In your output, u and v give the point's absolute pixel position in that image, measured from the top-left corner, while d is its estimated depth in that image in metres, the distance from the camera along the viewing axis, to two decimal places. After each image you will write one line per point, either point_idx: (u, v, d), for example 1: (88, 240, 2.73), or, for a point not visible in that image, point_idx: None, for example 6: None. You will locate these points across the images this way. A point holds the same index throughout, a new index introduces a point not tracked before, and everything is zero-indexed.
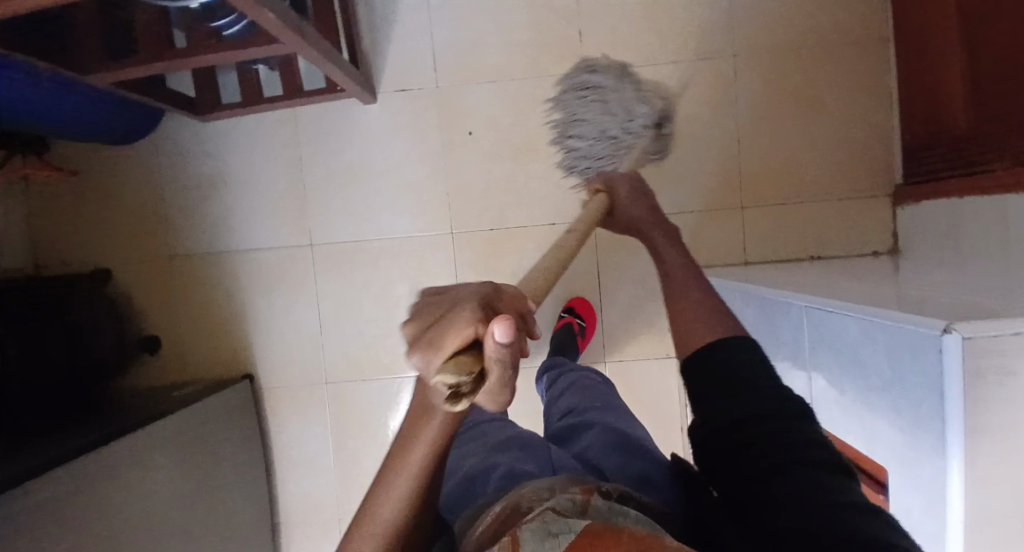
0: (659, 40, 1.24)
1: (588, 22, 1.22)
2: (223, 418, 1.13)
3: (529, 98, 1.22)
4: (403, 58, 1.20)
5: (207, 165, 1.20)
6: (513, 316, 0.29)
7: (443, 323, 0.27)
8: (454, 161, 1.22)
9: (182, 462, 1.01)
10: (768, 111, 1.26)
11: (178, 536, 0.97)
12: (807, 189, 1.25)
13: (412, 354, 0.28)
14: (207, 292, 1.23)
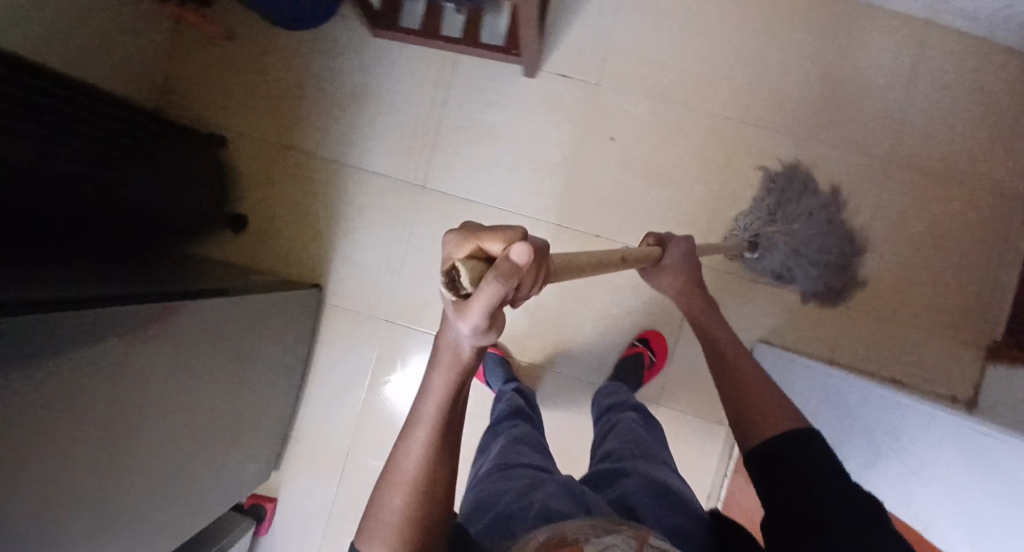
0: (817, 119, 1.24)
1: (760, 78, 1.22)
2: (285, 316, 1.12)
3: (679, 127, 1.21)
4: (577, 46, 1.20)
5: (358, 76, 1.22)
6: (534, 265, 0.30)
7: (493, 227, 0.30)
8: (588, 158, 1.21)
9: (240, 345, 0.99)
10: (895, 224, 1.24)
11: (220, 412, 0.97)
12: (907, 312, 1.23)
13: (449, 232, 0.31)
14: (313, 193, 1.23)
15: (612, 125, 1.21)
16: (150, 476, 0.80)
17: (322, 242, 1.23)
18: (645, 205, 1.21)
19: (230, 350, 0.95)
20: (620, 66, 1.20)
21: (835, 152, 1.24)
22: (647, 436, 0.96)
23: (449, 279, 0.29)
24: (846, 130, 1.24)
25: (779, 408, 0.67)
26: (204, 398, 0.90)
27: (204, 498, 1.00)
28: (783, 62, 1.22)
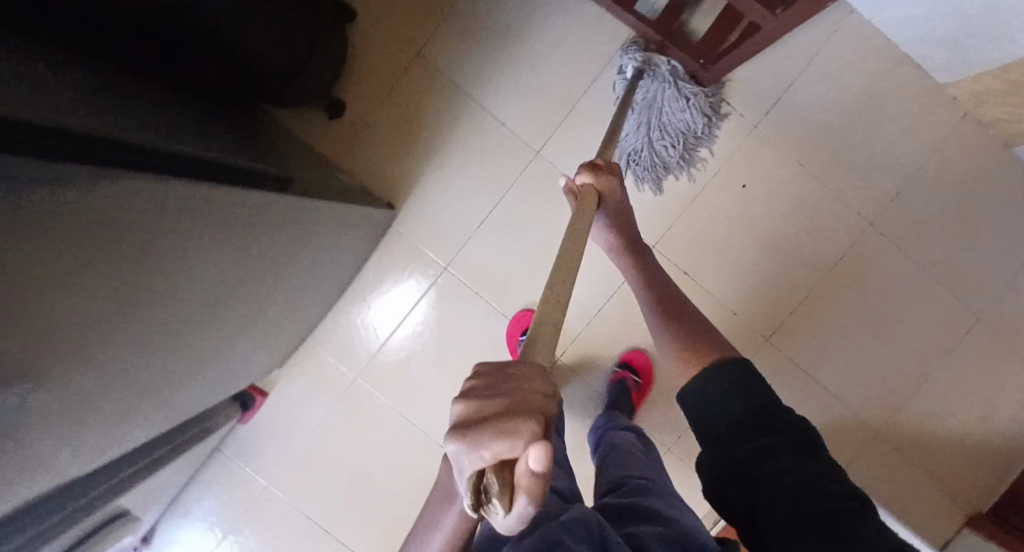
0: (961, 253, 1.13)
1: (921, 188, 1.13)
2: (348, 226, 1.04)
3: (814, 202, 1.13)
4: (754, 80, 1.11)
5: (522, 13, 1.12)
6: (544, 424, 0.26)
7: (488, 429, 0.26)
8: (712, 194, 1.13)
9: (292, 242, 0.89)
10: (976, 384, 1.14)
11: (253, 306, 0.90)
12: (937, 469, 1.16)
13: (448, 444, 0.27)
14: (424, 115, 1.15)
15: (749, 171, 1.13)
16: (170, 359, 0.73)
17: (414, 167, 1.15)
18: (746, 263, 1.14)
19: (288, 246, 0.88)
20: (784, 119, 1.12)
21: (961, 293, 1.14)
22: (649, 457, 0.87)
23: (475, 494, 0.26)
24: (984, 276, 1.13)
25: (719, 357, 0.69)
26: (242, 290, 0.81)
27: (209, 381, 0.94)
28: (949, 179, 1.12)
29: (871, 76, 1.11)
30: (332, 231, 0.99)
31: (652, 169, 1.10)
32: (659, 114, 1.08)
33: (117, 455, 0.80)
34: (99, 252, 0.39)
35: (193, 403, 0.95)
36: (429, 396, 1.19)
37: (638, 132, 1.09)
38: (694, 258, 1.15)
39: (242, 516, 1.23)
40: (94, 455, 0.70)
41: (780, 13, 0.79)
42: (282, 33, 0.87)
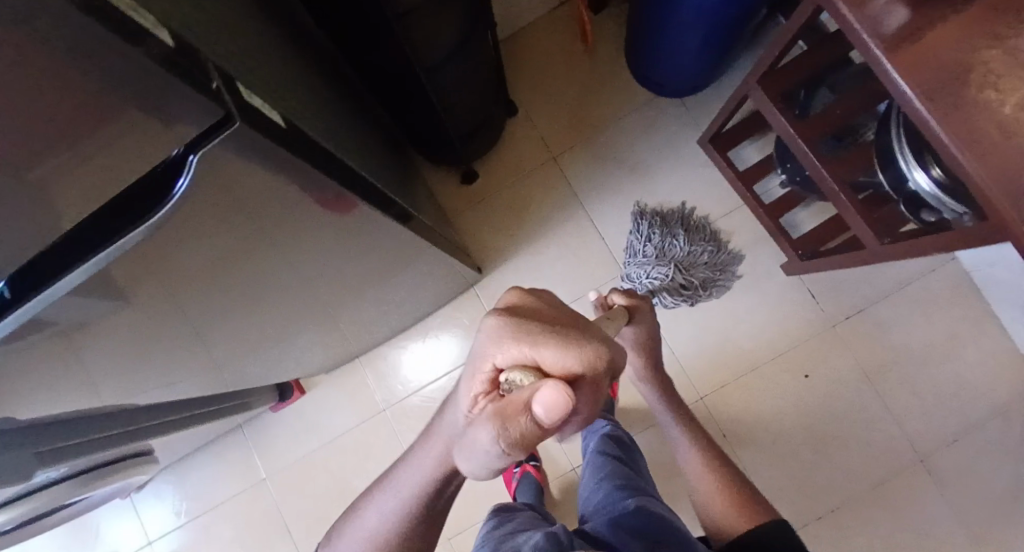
0: (996, 520, 1.10)
1: (974, 440, 1.12)
2: (434, 271, 1.09)
3: (867, 415, 1.14)
4: (844, 286, 1.17)
5: (651, 155, 1.23)
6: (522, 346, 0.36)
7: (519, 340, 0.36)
8: (761, 369, 1.17)
9: (363, 270, 0.90)
10: None
11: (328, 306, 0.96)
12: None
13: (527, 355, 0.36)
14: (535, 211, 1.23)
15: (814, 362, 1.16)
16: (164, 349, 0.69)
17: (511, 249, 1.23)
18: (785, 449, 1.15)
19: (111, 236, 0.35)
20: (862, 328, 1.16)
21: None
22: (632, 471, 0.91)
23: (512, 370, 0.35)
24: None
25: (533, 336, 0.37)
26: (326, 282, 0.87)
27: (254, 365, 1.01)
28: (1005, 444, 1.12)
29: (957, 314, 1.15)
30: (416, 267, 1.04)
31: (668, 246, 1.11)
32: (668, 247, 1.11)
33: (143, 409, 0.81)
34: (211, 206, 0.40)
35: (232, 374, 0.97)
36: None
37: (648, 243, 1.12)
38: (738, 424, 1.16)
39: (226, 504, 1.21)
40: (109, 389, 0.68)
41: (888, 243, 0.81)
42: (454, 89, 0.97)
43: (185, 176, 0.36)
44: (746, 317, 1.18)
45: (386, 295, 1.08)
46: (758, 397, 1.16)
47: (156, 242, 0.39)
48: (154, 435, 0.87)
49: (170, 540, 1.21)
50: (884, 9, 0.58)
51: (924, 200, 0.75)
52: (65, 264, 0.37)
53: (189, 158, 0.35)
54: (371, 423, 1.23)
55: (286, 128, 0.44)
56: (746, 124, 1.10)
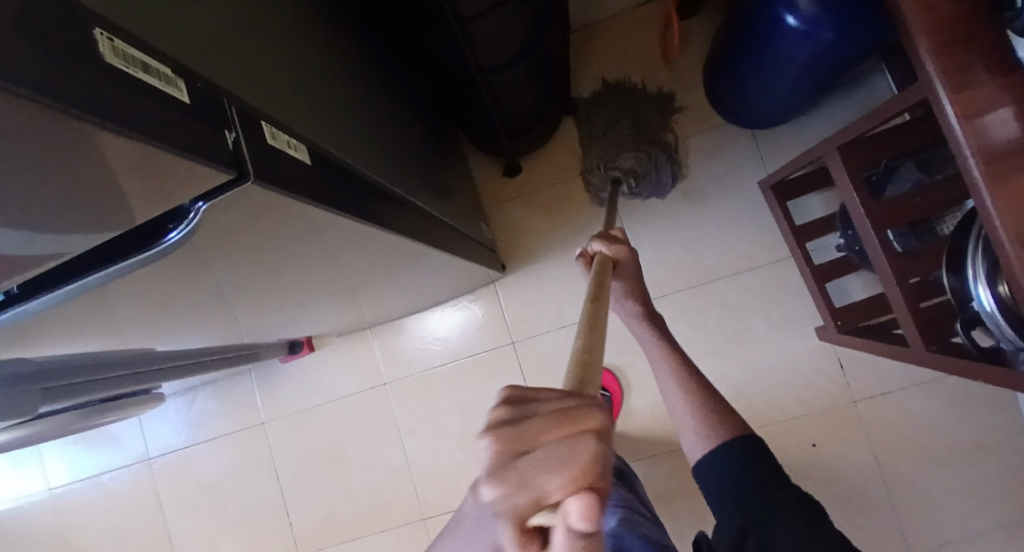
0: None
1: (972, 548, 1.08)
2: (455, 265, 1.07)
3: (866, 498, 1.11)
4: (876, 363, 1.11)
5: (707, 185, 1.16)
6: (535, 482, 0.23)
7: (534, 469, 0.23)
8: (768, 429, 1.13)
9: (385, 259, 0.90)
10: None
11: (347, 285, 0.95)
12: None
13: (519, 483, 0.23)
14: (572, 219, 1.19)
15: (825, 432, 1.12)
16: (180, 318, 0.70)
17: (539, 252, 1.20)
18: None
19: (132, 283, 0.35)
20: (884, 410, 1.11)
21: None
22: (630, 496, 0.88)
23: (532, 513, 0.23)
24: None
25: (548, 442, 0.24)
26: (346, 265, 0.86)
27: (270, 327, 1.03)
28: None
29: (989, 417, 1.08)
30: (441, 260, 1.02)
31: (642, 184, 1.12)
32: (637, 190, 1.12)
33: (156, 361, 0.84)
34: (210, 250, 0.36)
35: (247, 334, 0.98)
36: (431, 436, 1.23)
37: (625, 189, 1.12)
38: None
39: (225, 438, 1.27)
40: (119, 344, 0.70)
41: (934, 351, 0.77)
42: (511, 86, 0.92)
43: (183, 225, 0.32)
44: (765, 372, 1.14)
45: (406, 279, 1.06)
46: None
47: (138, 279, 0.34)
48: (161, 378, 0.90)
49: (172, 457, 1.28)
50: (994, 121, 0.50)
51: (981, 319, 0.70)
52: (36, 287, 0.33)
53: (195, 207, 0.31)
54: (371, 392, 1.26)
55: (312, 165, 0.43)
56: (815, 177, 1.02)
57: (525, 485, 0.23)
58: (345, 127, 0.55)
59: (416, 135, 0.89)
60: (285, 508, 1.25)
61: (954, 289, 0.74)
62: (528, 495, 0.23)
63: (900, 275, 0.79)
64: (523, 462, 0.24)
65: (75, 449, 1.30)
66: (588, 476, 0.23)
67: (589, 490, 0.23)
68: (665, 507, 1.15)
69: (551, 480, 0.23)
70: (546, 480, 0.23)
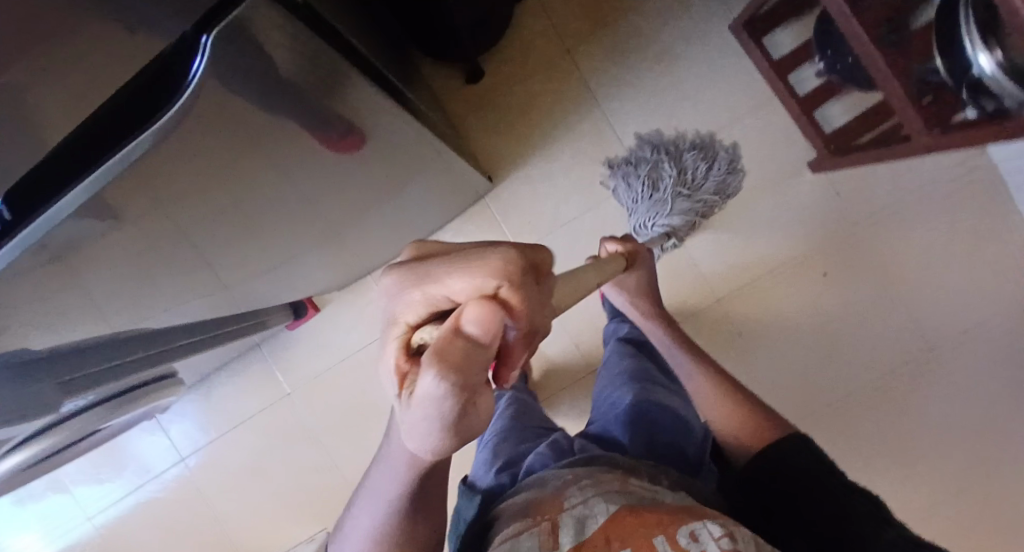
0: (994, 405, 1.15)
1: (981, 331, 1.15)
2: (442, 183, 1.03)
3: (878, 309, 1.17)
4: (869, 183, 1.14)
5: (675, 45, 1.12)
6: (430, 275, 0.31)
7: (428, 272, 0.32)
8: (781, 270, 1.17)
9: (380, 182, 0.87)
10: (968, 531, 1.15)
11: (340, 222, 0.91)
12: None
13: (415, 281, 0.32)
14: (547, 113, 1.15)
15: (834, 261, 1.16)
16: (185, 276, 0.65)
17: (521, 156, 1.17)
18: (797, 346, 1.18)
19: None
20: (883, 224, 1.15)
21: (983, 440, 1.16)
22: (653, 368, 0.94)
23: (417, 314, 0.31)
24: (1006, 434, 1.15)
25: (447, 257, 0.32)
26: (338, 195, 0.81)
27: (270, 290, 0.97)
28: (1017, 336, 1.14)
29: (978, 212, 1.14)
30: (425, 178, 0.98)
31: (659, 191, 1.03)
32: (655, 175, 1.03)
33: (163, 330, 0.78)
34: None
35: (247, 300, 0.93)
36: None
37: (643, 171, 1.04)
38: (751, 324, 1.18)
39: (253, 419, 1.24)
40: (124, 318, 0.64)
41: (937, 133, 0.78)
42: None
43: None
44: (767, 219, 1.15)
45: (397, 208, 1.01)
46: (775, 297, 1.17)
47: None
48: (173, 358, 0.86)
49: (205, 452, 1.25)
50: None
51: (988, 83, 0.69)
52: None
53: None
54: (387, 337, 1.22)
55: None
56: (781, 6, 1.00)
57: (419, 284, 0.31)
58: (310, 2, 0.50)
59: (377, 40, 0.83)
60: (330, 471, 1.24)
61: (948, 68, 0.74)
62: (422, 291, 0.31)
63: (894, 66, 0.78)
64: (427, 270, 0.32)
65: (100, 470, 1.26)
66: (485, 275, 0.29)
67: (485, 285, 0.29)
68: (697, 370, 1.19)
69: (449, 279, 0.30)
70: (443, 275, 0.30)
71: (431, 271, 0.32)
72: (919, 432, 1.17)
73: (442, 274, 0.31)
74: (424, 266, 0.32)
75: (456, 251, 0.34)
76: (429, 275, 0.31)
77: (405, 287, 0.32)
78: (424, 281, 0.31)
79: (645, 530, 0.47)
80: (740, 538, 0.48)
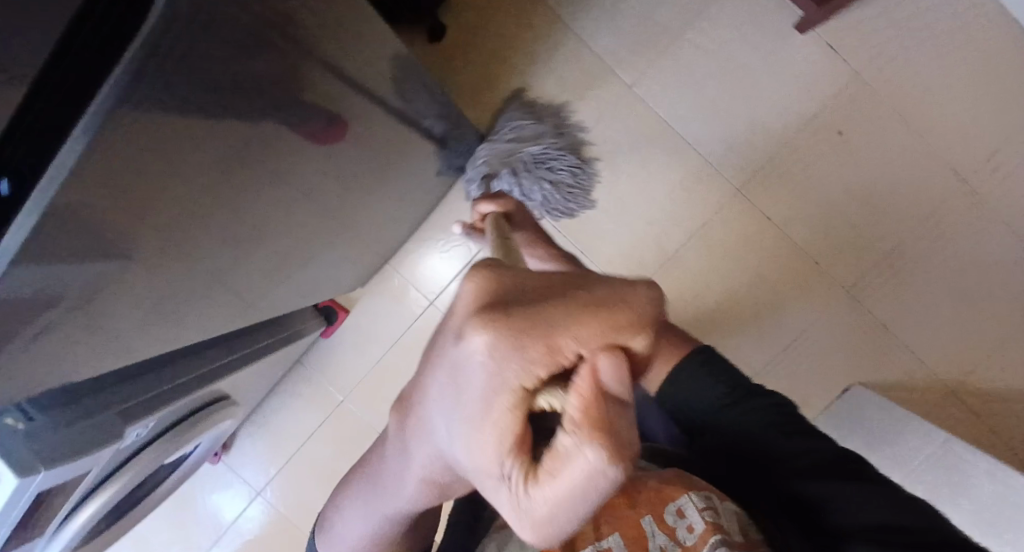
0: None
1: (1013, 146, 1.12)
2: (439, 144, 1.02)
3: (906, 153, 1.13)
4: (859, 30, 1.12)
5: None
6: (542, 317, 0.25)
7: (539, 318, 0.25)
8: (795, 141, 1.14)
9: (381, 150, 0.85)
10: None
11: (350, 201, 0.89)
12: (1013, 432, 1.15)
13: (518, 325, 0.24)
14: (521, 51, 1.13)
15: (846, 117, 1.13)
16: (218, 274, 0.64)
17: (506, 100, 1.15)
18: (831, 214, 1.15)
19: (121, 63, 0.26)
20: (886, 67, 1.12)
21: None
22: None
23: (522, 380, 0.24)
24: None
25: (547, 301, 0.26)
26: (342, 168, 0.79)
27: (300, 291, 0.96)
28: None
29: (980, 26, 1.10)
30: (423, 136, 0.97)
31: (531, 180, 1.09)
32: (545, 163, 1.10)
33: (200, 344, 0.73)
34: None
35: (281, 305, 0.92)
36: None
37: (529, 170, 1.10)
38: (778, 204, 1.16)
39: (317, 431, 1.23)
40: (166, 331, 0.61)
41: None
42: None
43: None
44: (767, 93, 1.13)
45: (401, 179, 1.00)
46: (796, 170, 1.15)
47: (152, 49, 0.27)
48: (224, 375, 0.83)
49: (278, 480, 1.24)
50: None
51: None
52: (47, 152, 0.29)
53: None
54: (424, 317, 1.21)
55: None
56: None
57: (539, 335, 0.24)
58: None
59: None
60: None
61: None
62: (540, 342, 0.24)
63: None
64: (529, 322, 0.24)
65: (180, 522, 1.25)
66: (617, 333, 0.26)
67: (608, 352, 0.25)
68: (737, 264, 1.18)
69: (574, 336, 0.25)
70: (578, 330, 0.25)
71: (542, 314, 0.25)
72: (976, 264, 1.14)
73: (567, 326, 0.25)
74: (528, 303, 0.26)
75: (558, 289, 0.28)
76: (535, 319, 0.25)
77: (506, 340, 0.24)
78: (538, 329, 0.24)
79: (633, 514, 0.57)
80: (723, 512, 0.54)
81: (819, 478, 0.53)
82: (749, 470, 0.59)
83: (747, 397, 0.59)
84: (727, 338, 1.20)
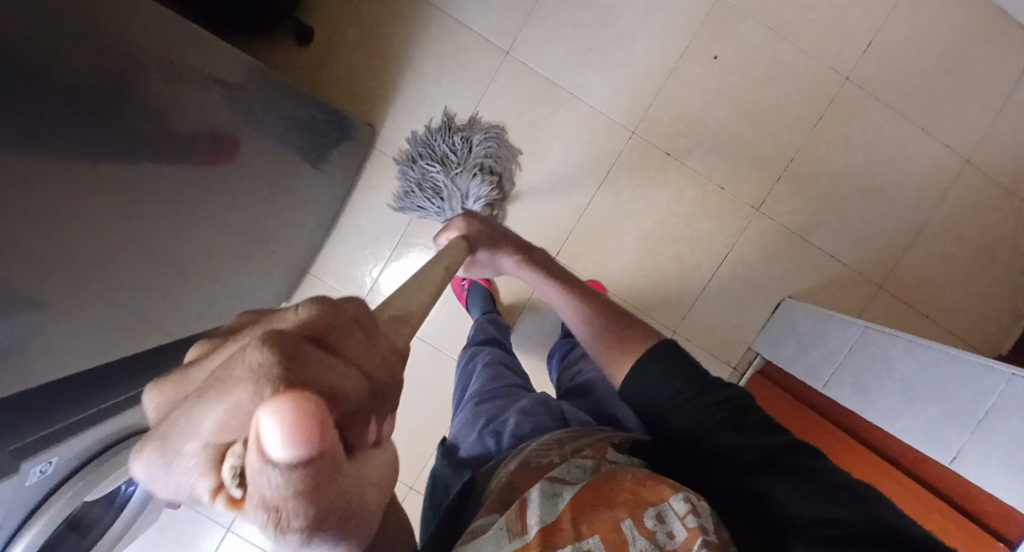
0: (925, 97, 1.15)
1: (885, 37, 1.14)
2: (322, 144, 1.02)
3: (784, 64, 1.15)
4: None
5: None
6: (195, 399, 0.19)
7: (195, 398, 0.19)
8: (676, 74, 1.15)
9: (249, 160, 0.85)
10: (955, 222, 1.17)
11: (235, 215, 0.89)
12: (943, 310, 1.17)
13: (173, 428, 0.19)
14: (391, 39, 1.14)
15: (720, 40, 1.14)
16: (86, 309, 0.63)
17: (387, 90, 1.15)
18: (727, 137, 1.17)
19: None
20: None
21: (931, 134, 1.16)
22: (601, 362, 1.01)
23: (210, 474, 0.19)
24: (947, 117, 1.15)
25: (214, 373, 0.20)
26: None
27: None
28: (916, 23, 1.14)
29: None
30: (307, 137, 0.97)
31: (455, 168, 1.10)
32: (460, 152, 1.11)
33: None
34: None
35: None
36: None
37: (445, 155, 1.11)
38: (674, 138, 1.17)
39: None
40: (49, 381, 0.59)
41: None
42: None
43: None
44: (639, 33, 1.14)
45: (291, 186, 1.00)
46: (684, 102, 1.16)
47: None
48: None
49: None
50: None
51: None
52: None
53: None
54: None
55: None
56: None
57: (180, 435, 0.18)
58: None
59: None
60: None
61: None
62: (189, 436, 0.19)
63: None
64: (170, 420, 0.19)
65: None
66: (277, 363, 0.19)
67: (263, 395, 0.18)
68: (649, 205, 1.19)
69: (215, 403, 0.18)
70: (215, 389, 0.19)
71: (199, 395, 0.19)
72: (876, 158, 1.17)
73: (212, 391, 0.19)
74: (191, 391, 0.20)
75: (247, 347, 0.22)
76: (193, 406, 0.19)
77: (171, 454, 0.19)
78: (196, 417, 0.19)
79: (609, 516, 0.48)
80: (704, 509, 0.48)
81: (757, 472, 0.52)
82: (693, 468, 0.58)
83: (703, 393, 0.59)
84: (655, 279, 1.21)
